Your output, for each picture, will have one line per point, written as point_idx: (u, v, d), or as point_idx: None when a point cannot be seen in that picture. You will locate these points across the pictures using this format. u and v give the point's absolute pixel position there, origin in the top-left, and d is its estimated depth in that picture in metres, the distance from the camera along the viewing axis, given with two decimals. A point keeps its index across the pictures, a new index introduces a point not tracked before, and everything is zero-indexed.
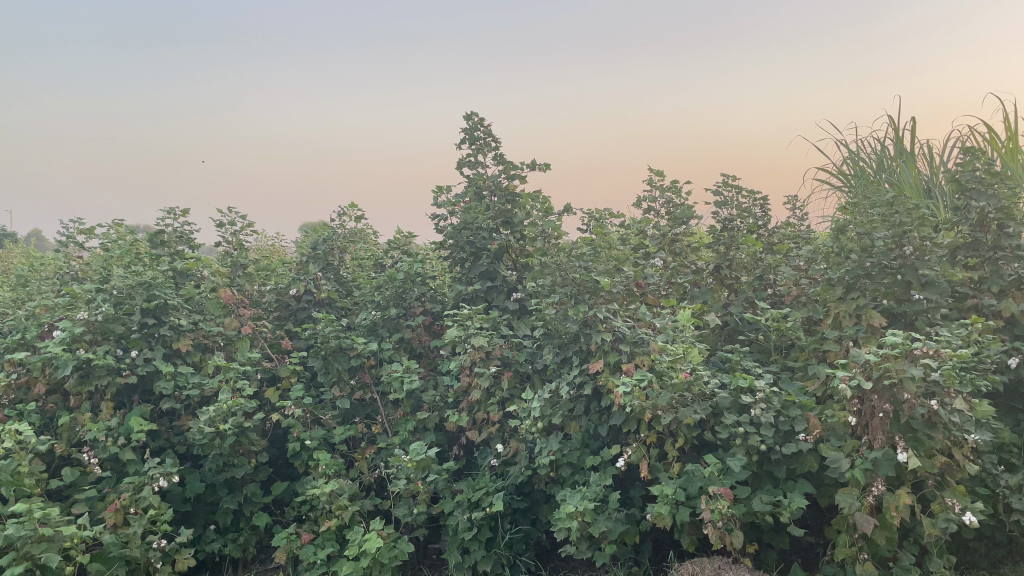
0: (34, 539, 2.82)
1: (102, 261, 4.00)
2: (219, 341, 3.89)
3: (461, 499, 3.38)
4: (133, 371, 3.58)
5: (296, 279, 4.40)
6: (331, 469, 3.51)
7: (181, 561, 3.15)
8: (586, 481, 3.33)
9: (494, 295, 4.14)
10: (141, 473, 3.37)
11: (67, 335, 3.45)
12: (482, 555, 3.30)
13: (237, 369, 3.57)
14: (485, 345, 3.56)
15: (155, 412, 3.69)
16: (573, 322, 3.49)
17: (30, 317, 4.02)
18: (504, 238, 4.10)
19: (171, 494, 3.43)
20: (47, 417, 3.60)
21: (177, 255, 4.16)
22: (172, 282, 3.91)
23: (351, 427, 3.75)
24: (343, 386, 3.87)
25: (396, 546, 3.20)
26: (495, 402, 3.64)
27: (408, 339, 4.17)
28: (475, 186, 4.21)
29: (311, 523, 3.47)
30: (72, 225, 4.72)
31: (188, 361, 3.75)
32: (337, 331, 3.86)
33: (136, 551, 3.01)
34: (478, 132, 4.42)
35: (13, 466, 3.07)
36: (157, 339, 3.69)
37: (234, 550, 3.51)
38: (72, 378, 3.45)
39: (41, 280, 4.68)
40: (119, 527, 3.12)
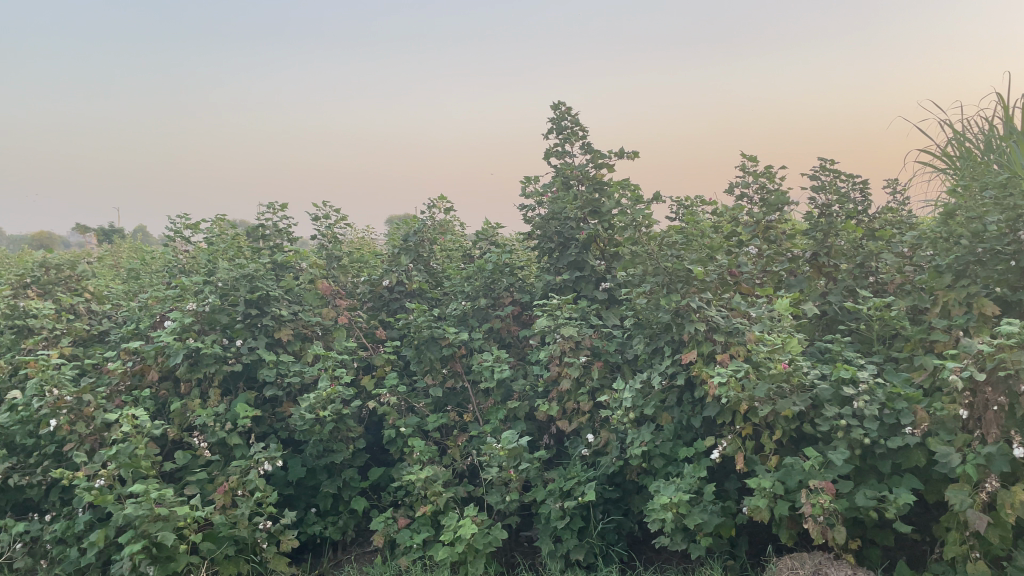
0: (150, 519, 3.00)
1: (208, 255, 4.18)
2: (317, 330, 4.04)
3: (552, 489, 3.39)
4: (239, 359, 3.75)
5: (388, 271, 4.47)
6: (425, 456, 3.59)
7: (286, 542, 3.30)
8: (680, 472, 3.29)
9: (582, 285, 4.07)
10: (247, 457, 3.52)
11: (178, 325, 3.65)
12: (575, 544, 3.32)
13: (334, 357, 3.69)
14: (575, 335, 3.54)
15: (259, 399, 3.84)
16: (665, 312, 3.41)
17: (143, 308, 4.25)
18: (592, 228, 4.05)
19: (275, 477, 3.57)
20: (160, 402, 3.78)
21: (277, 249, 4.32)
22: (272, 273, 4.07)
23: (444, 416, 3.81)
24: (436, 374, 3.94)
25: (491, 533, 3.25)
26: (585, 392, 3.62)
27: (497, 329, 4.17)
28: (563, 175, 4.18)
29: (407, 508, 3.56)
30: (180, 220, 4.95)
31: (289, 350, 3.89)
32: (429, 321, 3.92)
33: (244, 532, 3.17)
34: (565, 121, 4.39)
35: (130, 450, 3.24)
36: (260, 329, 3.85)
37: (335, 533, 3.61)
38: (184, 366, 3.63)
39: (153, 273, 4.92)
40: (228, 508, 3.27)
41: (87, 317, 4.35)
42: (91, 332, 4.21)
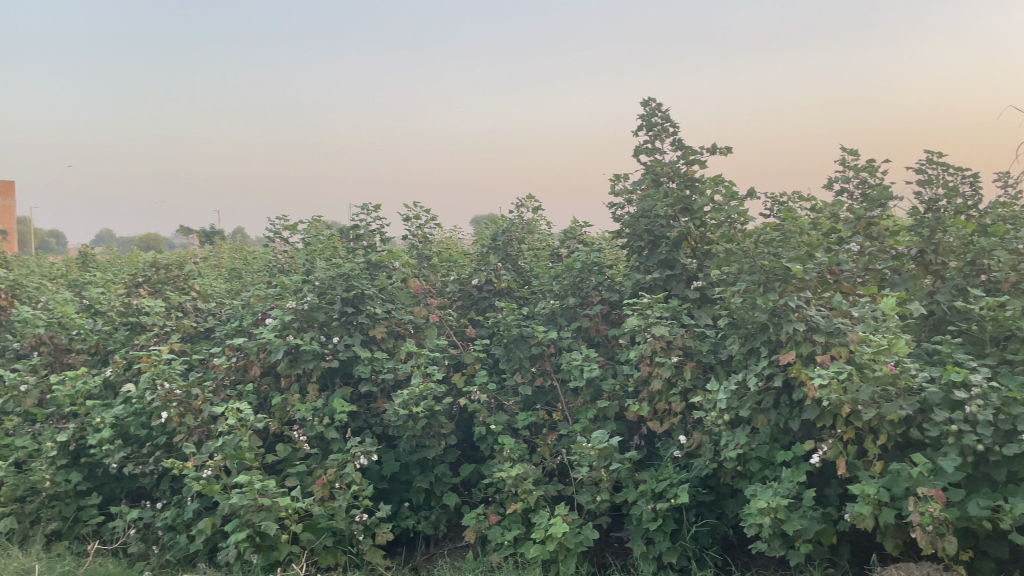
0: (254, 509, 3.13)
1: (305, 255, 4.33)
2: (410, 328, 4.12)
3: (644, 490, 3.36)
4: (336, 356, 3.86)
5: (477, 270, 4.52)
6: (516, 454, 3.62)
7: (381, 535, 3.37)
8: (777, 476, 3.21)
9: (673, 283, 4.00)
10: (344, 451, 3.62)
11: (278, 322, 3.84)
12: (668, 547, 3.29)
13: (426, 355, 3.76)
14: (667, 334, 3.49)
15: (355, 394, 3.94)
16: (762, 311, 3.33)
17: (245, 306, 4.43)
18: (683, 225, 3.97)
19: (371, 471, 3.66)
20: (262, 397, 3.93)
21: (371, 249, 4.44)
22: (367, 273, 4.18)
23: (533, 414, 3.83)
24: (525, 373, 3.95)
25: (582, 532, 3.24)
26: (678, 393, 3.56)
27: (585, 328, 4.13)
28: (653, 172, 4.13)
29: (498, 505, 3.59)
30: (280, 222, 5.15)
31: (382, 347, 3.98)
32: (518, 320, 3.94)
33: (342, 523, 3.26)
34: (656, 117, 4.33)
35: (235, 442, 3.37)
36: (355, 326, 3.96)
37: (427, 528, 3.67)
38: (284, 361, 3.79)
39: (254, 273, 5.13)
40: (326, 500, 3.37)
41: (193, 315, 4.55)
42: (198, 328, 4.40)
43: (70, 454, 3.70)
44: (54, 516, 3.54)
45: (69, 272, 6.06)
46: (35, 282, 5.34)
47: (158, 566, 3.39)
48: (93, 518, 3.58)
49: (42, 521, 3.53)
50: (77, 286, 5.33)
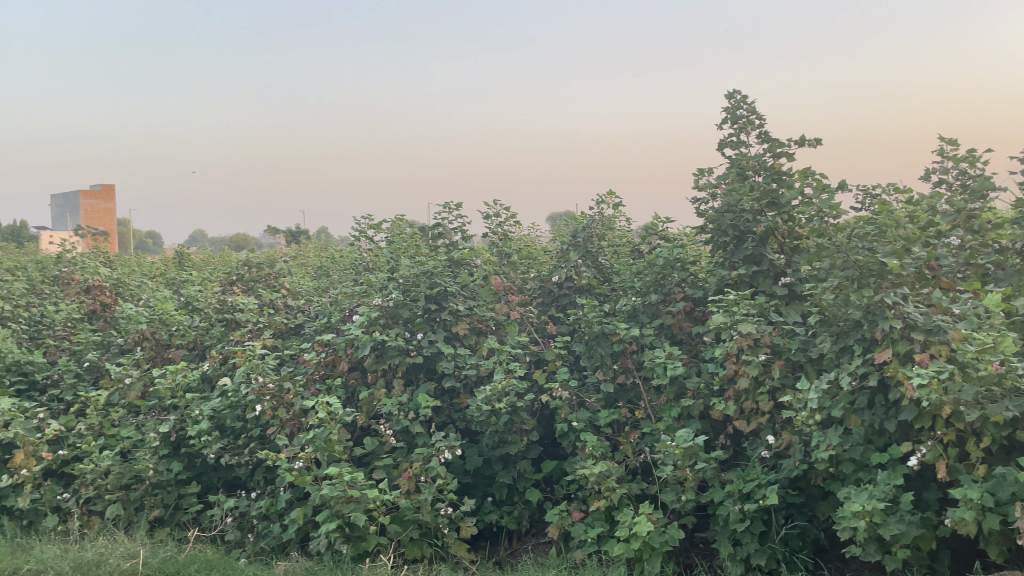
0: (343, 500, 3.23)
1: (390, 253, 4.43)
2: (491, 324, 4.15)
3: (731, 490, 3.30)
4: (420, 352, 3.94)
5: (558, 267, 4.51)
6: (598, 451, 3.61)
7: (466, 529, 3.41)
8: (871, 479, 3.10)
9: (759, 280, 3.90)
10: (429, 445, 3.68)
11: (366, 319, 3.88)
12: (756, 548, 3.23)
13: (508, 351, 3.79)
14: (754, 332, 3.42)
15: (438, 390, 4.00)
16: (855, 308, 3.22)
17: (333, 303, 4.56)
18: (770, 220, 3.88)
19: (454, 465, 3.72)
20: (349, 391, 4.04)
21: (452, 246, 4.51)
22: (449, 270, 4.25)
23: (616, 411, 3.80)
24: (607, 370, 3.93)
25: (667, 531, 3.20)
26: (766, 392, 3.48)
27: (668, 325, 4.07)
28: (738, 166, 4.04)
29: (581, 502, 3.58)
30: (364, 222, 5.32)
31: (465, 344, 4.03)
32: (600, 317, 3.92)
33: (427, 516, 3.32)
34: (741, 110, 4.24)
35: (326, 435, 3.48)
36: (439, 323, 4.02)
37: (510, 523, 3.70)
38: (371, 357, 3.89)
39: (341, 271, 5.27)
40: (412, 493, 3.43)
41: (284, 311, 4.71)
42: (288, 325, 4.54)
43: (171, 445, 3.88)
44: (156, 503, 3.69)
45: (167, 271, 6.35)
46: (137, 280, 5.63)
47: (253, 554, 3.52)
48: (193, 506, 3.74)
49: (146, 507, 3.68)
50: (175, 284, 5.59)
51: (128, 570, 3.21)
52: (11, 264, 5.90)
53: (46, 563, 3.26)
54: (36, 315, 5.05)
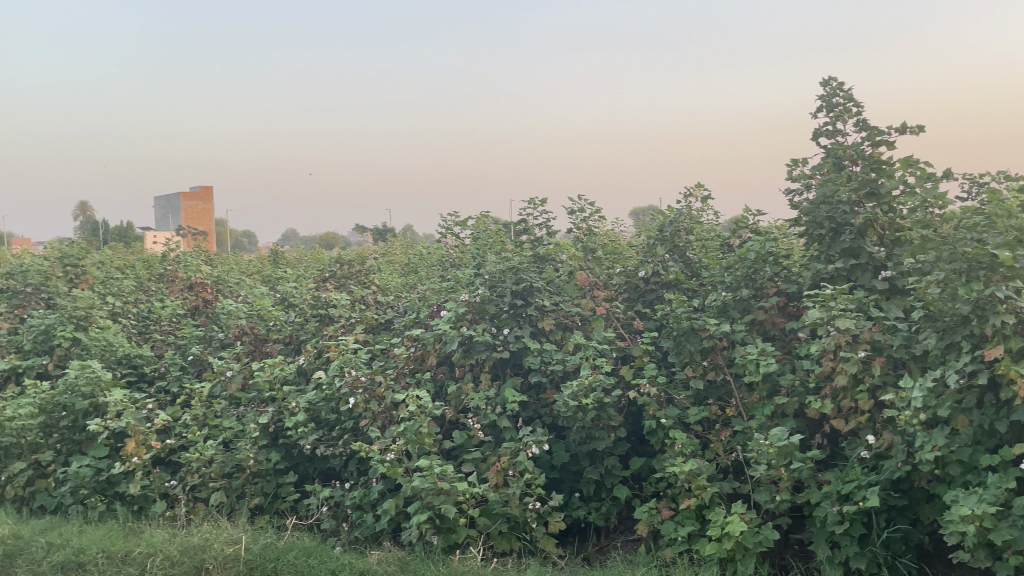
0: (434, 492, 3.29)
1: (477, 249, 4.48)
2: (577, 320, 4.12)
3: (829, 491, 3.19)
4: (506, 347, 3.96)
5: (644, 261, 4.39)
6: (688, 449, 3.55)
7: (554, 523, 3.41)
8: (981, 483, 2.94)
9: (857, 274, 3.74)
10: (516, 440, 3.70)
11: (453, 314, 3.99)
12: (855, 552, 3.13)
13: (595, 347, 3.77)
14: (853, 327, 3.29)
15: (525, 385, 4.02)
16: (963, 302, 3.05)
17: (421, 299, 4.64)
18: (869, 211, 3.72)
19: (541, 460, 3.73)
20: (438, 385, 4.11)
21: (538, 242, 4.52)
22: (535, 266, 4.26)
23: (706, 409, 3.73)
24: (696, 367, 3.85)
25: (762, 532, 3.13)
26: (865, 390, 3.34)
27: (761, 321, 3.94)
28: (834, 155, 3.96)
29: (670, 499, 3.54)
30: (451, 219, 5.41)
31: (551, 339, 4.03)
32: (689, 312, 3.85)
33: (516, 510, 3.34)
34: (837, 98, 4.09)
35: (416, 428, 3.54)
36: (525, 318, 4.04)
37: (598, 519, 3.69)
38: (459, 352, 3.95)
39: (428, 267, 5.36)
40: (500, 487, 3.46)
41: (374, 307, 4.82)
42: (378, 320, 4.64)
43: (270, 436, 4.03)
44: (257, 491, 3.84)
45: (263, 268, 6.60)
46: (236, 277, 5.88)
47: (348, 542, 3.62)
48: (291, 494, 3.88)
49: (247, 495, 3.84)
50: (271, 281, 5.81)
51: (231, 555, 3.36)
52: (122, 263, 6.24)
53: (156, 547, 3.43)
54: (144, 311, 5.33)
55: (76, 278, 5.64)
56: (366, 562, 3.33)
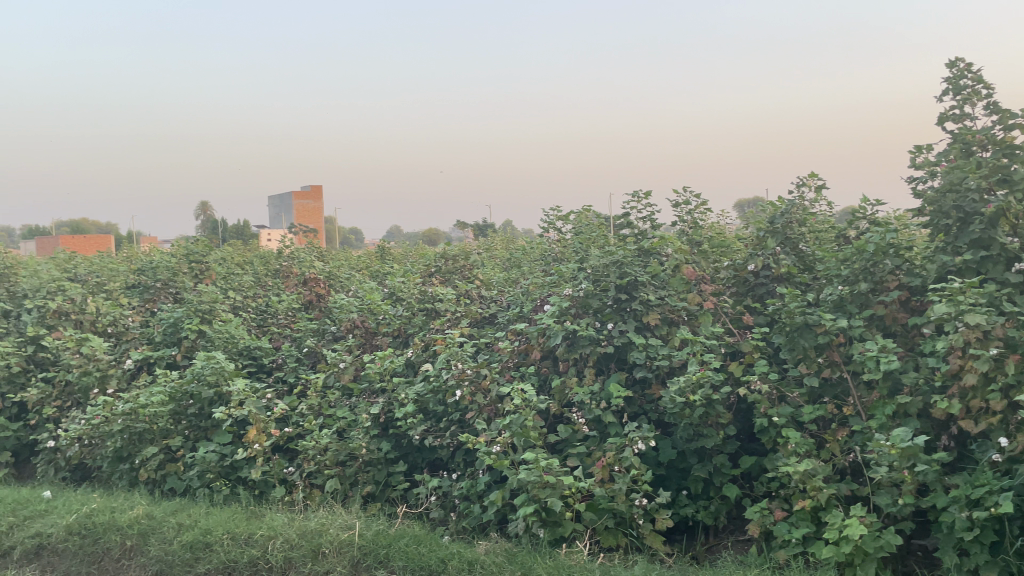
0: (540, 485, 3.31)
1: (580, 243, 4.47)
2: (683, 315, 4.04)
3: (957, 496, 3.01)
4: (611, 342, 3.93)
5: (753, 255, 4.29)
6: (802, 448, 3.42)
7: (661, 521, 3.36)
8: None
9: (989, 266, 3.52)
10: (622, 435, 3.68)
11: (558, 309, 4.00)
12: (987, 561, 2.94)
13: (703, 342, 3.68)
14: (984, 323, 3.09)
15: (630, 380, 3.98)
16: None
17: (525, 293, 4.68)
18: (1002, 200, 3.48)
19: (648, 457, 3.69)
20: (542, 379, 4.13)
21: (642, 236, 4.47)
22: (639, 260, 4.21)
23: (821, 407, 3.59)
24: (810, 364, 3.69)
25: (883, 537, 2.99)
26: (997, 390, 3.12)
27: (880, 316, 3.77)
28: (962, 141, 3.75)
29: (783, 500, 3.43)
30: (553, 213, 5.43)
31: (657, 334, 3.96)
32: (802, 307, 3.71)
33: (622, 506, 3.31)
34: (965, 80, 3.85)
35: (521, 421, 3.57)
36: (629, 313, 3.99)
37: (707, 518, 3.61)
38: (563, 346, 3.95)
39: (531, 262, 5.40)
40: (606, 482, 3.44)
41: (478, 301, 4.89)
42: (483, 314, 4.70)
43: (381, 426, 4.16)
44: (368, 480, 3.98)
45: (371, 264, 6.81)
46: (346, 273, 6.09)
47: (456, 531, 3.67)
48: (400, 484, 3.99)
49: (359, 483, 3.98)
50: (379, 276, 5.98)
51: (345, 541, 3.49)
52: (241, 259, 6.58)
53: (277, 530, 3.61)
54: (262, 305, 5.60)
55: (200, 273, 5.93)
56: (475, 552, 3.38)
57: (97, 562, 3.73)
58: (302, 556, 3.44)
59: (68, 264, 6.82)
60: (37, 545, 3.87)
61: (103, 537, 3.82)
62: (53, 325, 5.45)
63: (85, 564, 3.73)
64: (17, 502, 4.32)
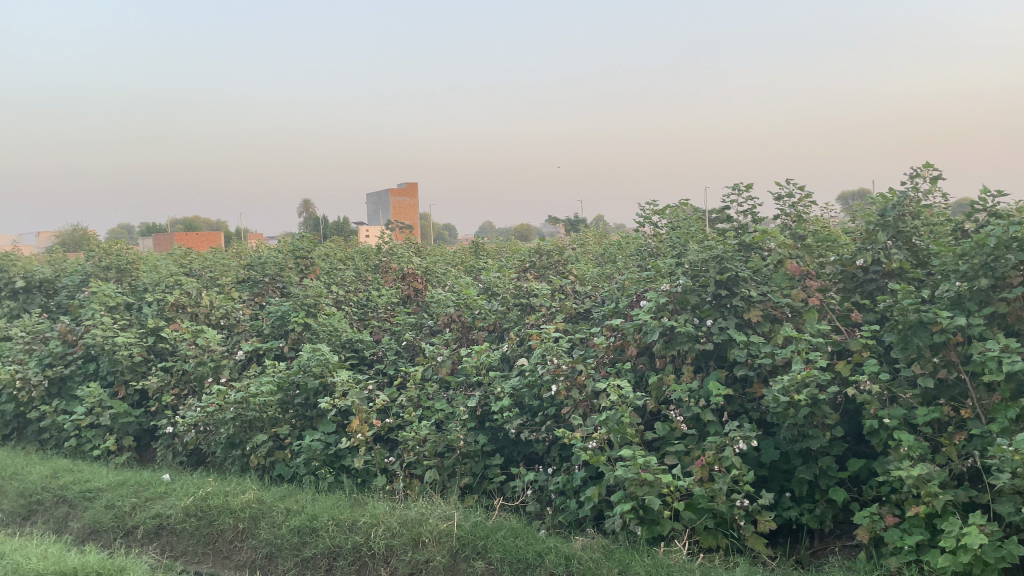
0: (637, 482, 3.27)
1: (678, 238, 4.39)
2: (787, 312, 3.91)
3: None
4: (710, 339, 3.85)
5: (862, 249, 4.11)
6: (915, 452, 3.26)
7: (764, 523, 3.27)
8: None
9: None
10: (722, 434, 3.60)
11: (655, 305, 3.94)
12: None
13: (808, 340, 3.55)
14: None
15: (730, 378, 3.89)
16: None
17: (620, 288, 4.64)
18: None
19: (749, 457, 3.61)
20: (639, 375, 4.08)
21: (743, 230, 4.36)
22: (740, 255, 4.10)
23: (936, 409, 3.41)
24: (924, 363, 3.53)
25: (1005, 547, 2.83)
26: None
27: (1002, 314, 3.55)
28: None
29: (894, 505, 3.28)
30: (649, 207, 5.36)
31: (759, 331, 3.85)
32: (916, 304, 3.52)
33: (722, 506, 3.23)
34: None
35: (617, 417, 3.54)
36: (729, 309, 3.89)
37: (812, 521, 3.51)
38: (660, 342, 3.89)
39: (626, 256, 5.35)
40: (706, 482, 3.37)
41: (572, 296, 4.88)
42: (577, 309, 4.69)
43: (477, 419, 4.22)
44: (466, 471, 4.04)
45: (466, 259, 6.90)
46: (442, 268, 6.21)
47: (552, 526, 3.69)
48: (497, 476, 4.04)
49: (457, 475, 4.05)
50: (474, 271, 6.05)
51: (444, 531, 3.56)
52: (343, 254, 6.79)
53: (378, 518, 3.72)
54: (362, 299, 5.76)
55: (305, 269, 6.22)
56: (572, 547, 3.39)
57: (212, 543, 3.95)
58: (403, 545, 3.54)
59: (183, 259, 7.22)
60: (158, 525, 4.13)
61: (218, 519, 4.03)
62: (171, 317, 5.78)
63: (202, 544, 3.95)
64: (140, 483, 4.60)
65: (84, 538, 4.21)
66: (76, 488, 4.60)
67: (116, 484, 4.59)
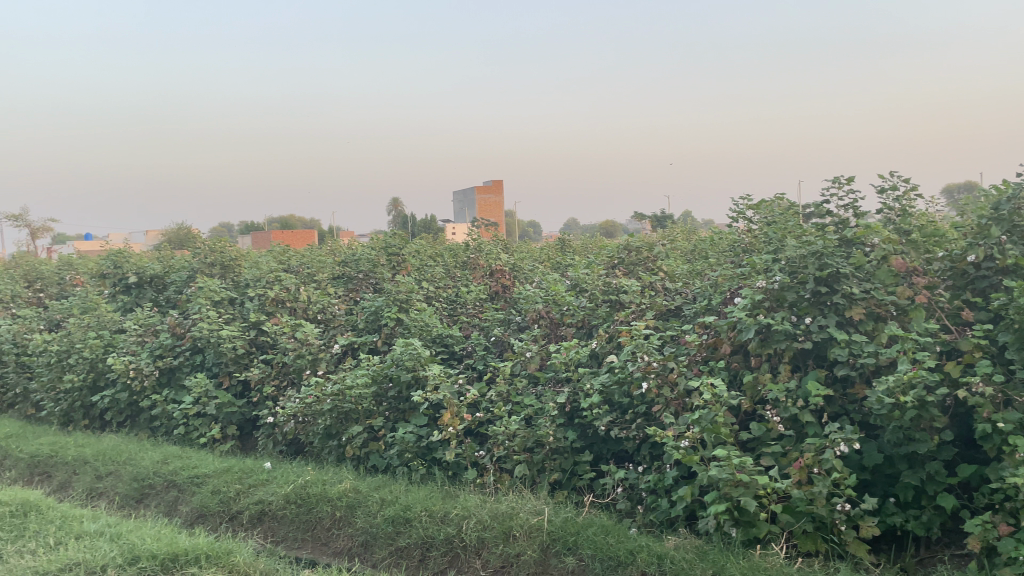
0: (732, 483, 3.21)
1: (773, 234, 4.28)
2: (892, 310, 3.74)
3: None
4: (809, 337, 3.73)
5: (973, 244, 3.88)
6: None
7: (866, 528, 3.15)
8: None
9: None
10: (821, 436, 3.48)
11: (750, 302, 3.85)
12: None
13: (914, 340, 3.40)
14: None
15: (830, 377, 3.76)
16: None
17: (713, 285, 4.55)
18: None
19: (850, 460, 3.48)
20: (733, 373, 4.00)
21: (844, 225, 4.20)
22: (841, 250, 3.96)
23: None
24: None
25: None
26: None
27: None
28: None
29: (1010, 514, 3.10)
30: (743, 203, 5.23)
31: (861, 330, 3.70)
32: None
33: (822, 510, 3.13)
34: None
35: (711, 416, 3.48)
36: (829, 307, 3.76)
37: (918, 528, 3.35)
38: (756, 340, 3.80)
39: (718, 252, 5.25)
40: (804, 484, 3.27)
41: (663, 293, 4.82)
42: (668, 306, 4.62)
43: (567, 415, 4.22)
44: (556, 467, 4.05)
45: (553, 256, 6.90)
46: (530, 265, 6.24)
47: (643, 524, 3.66)
48: (586, 473, 4.03)
49: (546, 470, 4.06)
50: (562, 268, 6.06)
51: (535, 525, 3.58)
52: (432, 251, 6.91)
53: (470, 510, 3.77)
54: (452, 294, 5.85)
55: (397, 265, 6.32)
56: (664, 546, 3.35)
57: (311, 530, 4.10)
58: (495, 538, 3.58)
59: (282, 256, 7.48)
60: (261, 511, 4.31)
61: (316, 507, 4.18)
62: (272, 312, 6.02)
63: (301, 531, 4.10)
64: (244, 470, 4.82)
65: (193, 521, 4.43)
66: (185, 473, 4.85)
67: (221, 471, 4.81)
